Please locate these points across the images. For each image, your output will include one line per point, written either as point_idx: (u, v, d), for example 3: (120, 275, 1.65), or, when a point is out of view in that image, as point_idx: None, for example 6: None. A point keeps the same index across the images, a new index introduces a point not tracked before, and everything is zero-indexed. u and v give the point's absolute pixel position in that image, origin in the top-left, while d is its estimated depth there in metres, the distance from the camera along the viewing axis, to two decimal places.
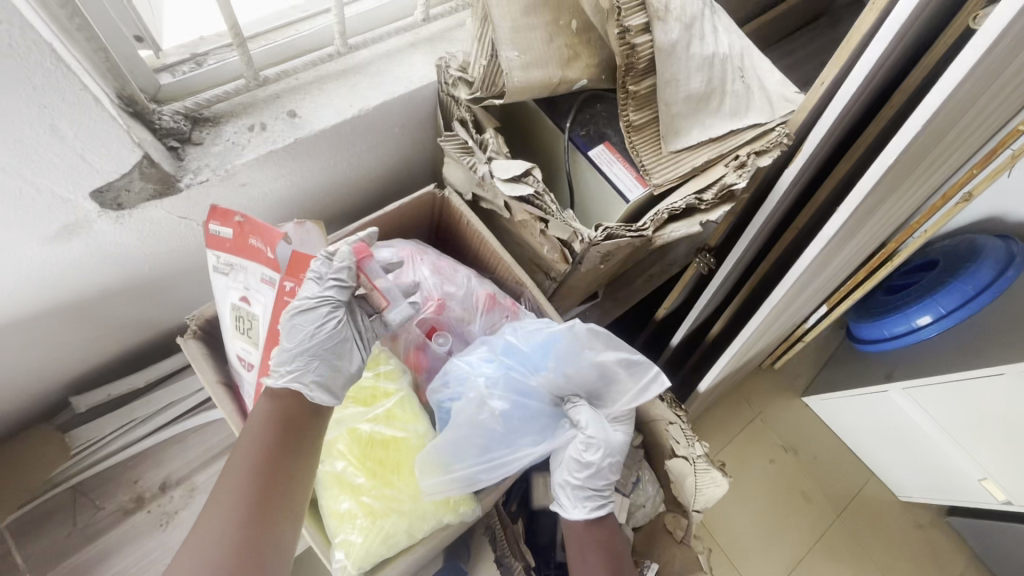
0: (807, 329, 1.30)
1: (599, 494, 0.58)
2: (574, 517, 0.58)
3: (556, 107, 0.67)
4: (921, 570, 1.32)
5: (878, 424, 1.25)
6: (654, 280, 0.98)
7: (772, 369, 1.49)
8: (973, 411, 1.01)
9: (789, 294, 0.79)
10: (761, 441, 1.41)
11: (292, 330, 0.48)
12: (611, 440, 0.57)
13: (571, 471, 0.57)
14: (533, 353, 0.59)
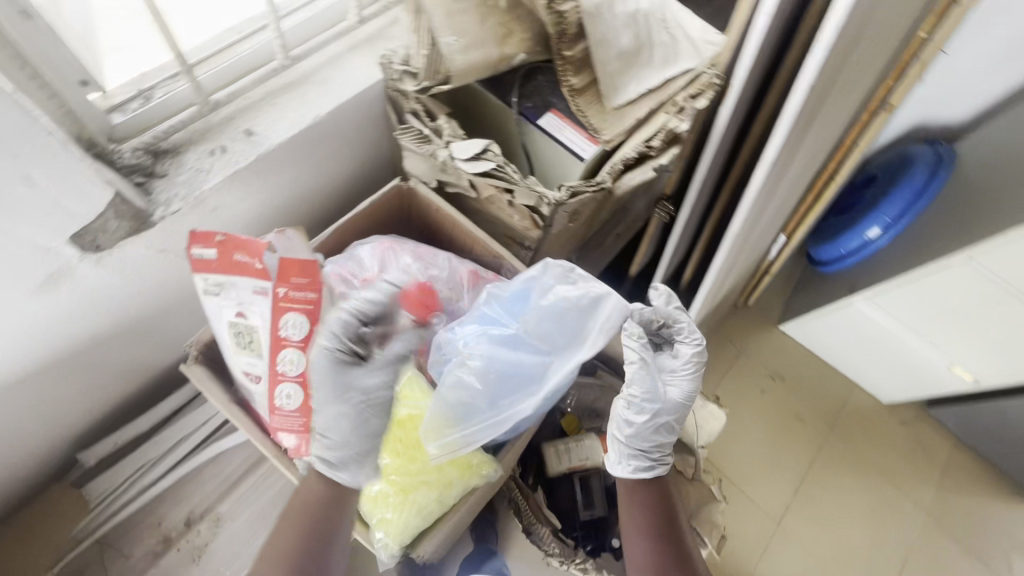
0: (771, 261, 1.39)
1: (646, 455, 0.64)
2: (617, 472, 0.65)
3: (501, 84, 0.70)
4: (913, 464, 1.42)
5: (850, 335, 1.34)
6: (622, 238, 1.04)
7: (749, 307, 1.57)
8: (931, 305, 1.10)
9: (746, 227, 0.84)
10: (750, 374, 1.49)
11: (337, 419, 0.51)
12: (664, 398, 0.63)
13: (620, 429, 0.64)
14: (510, 307, 0.61)
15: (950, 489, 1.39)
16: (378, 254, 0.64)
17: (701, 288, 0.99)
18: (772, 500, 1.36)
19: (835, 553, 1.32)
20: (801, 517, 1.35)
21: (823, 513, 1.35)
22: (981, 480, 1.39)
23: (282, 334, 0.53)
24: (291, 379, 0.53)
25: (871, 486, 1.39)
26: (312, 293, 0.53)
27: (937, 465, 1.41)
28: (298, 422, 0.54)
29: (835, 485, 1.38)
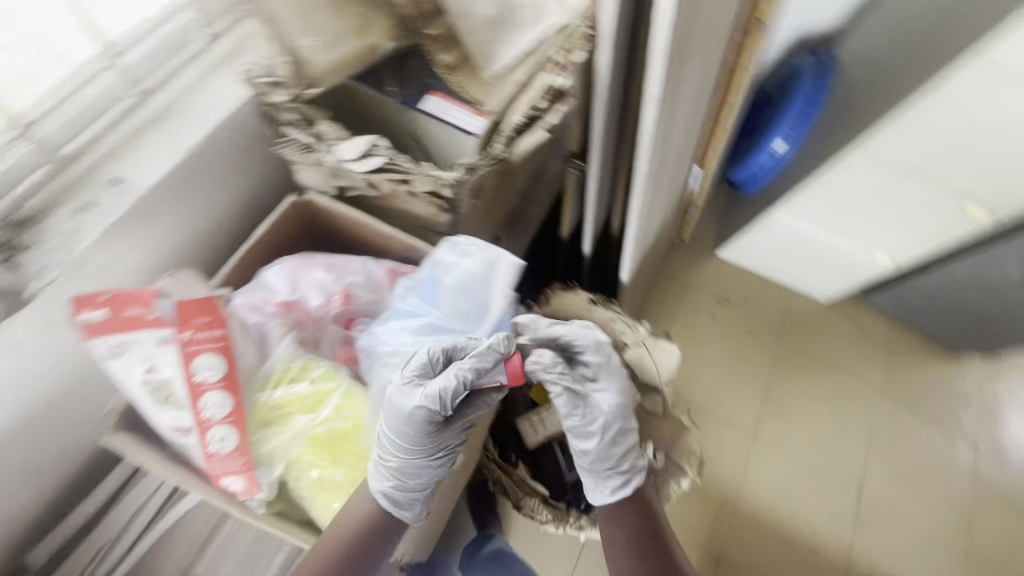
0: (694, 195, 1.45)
1: (617, 474, 0.71)
2: (605, 502, 0.73)
3: (377, 76, 0.69)
4: (857, 346, 1.53)
5: (782, 245, 1.43)
6: (543, 203, 1.10)
7: (688, 241, 1.63)
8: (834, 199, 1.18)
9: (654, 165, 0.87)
10: (698, 302, 1.56)
11: (417, 471, 0.56)
12: (603, 418, 0.69)
13: (588, 464, 0.72)
14: (424, 298, 0.62)
15: (894, 363, 1.51)
16: (287, 276, 0.62)
17: (628, 233, 1.02)
18: (738, 414, 1.44)
19: (800, 445, 1.42)
20: (766, 419, 1.44)
21: (786, 414, 1.44)
22: (919, 349, 1.52)
23: (197, 381, 0.50)
24: (219, 423, 0.51)
25: (823, 378, 1.49)
26: (219, 328, 0.52)
27: (877, 341, 1.53)
28: (239, 464, 0.52)
29: (792, 386, 1.48)
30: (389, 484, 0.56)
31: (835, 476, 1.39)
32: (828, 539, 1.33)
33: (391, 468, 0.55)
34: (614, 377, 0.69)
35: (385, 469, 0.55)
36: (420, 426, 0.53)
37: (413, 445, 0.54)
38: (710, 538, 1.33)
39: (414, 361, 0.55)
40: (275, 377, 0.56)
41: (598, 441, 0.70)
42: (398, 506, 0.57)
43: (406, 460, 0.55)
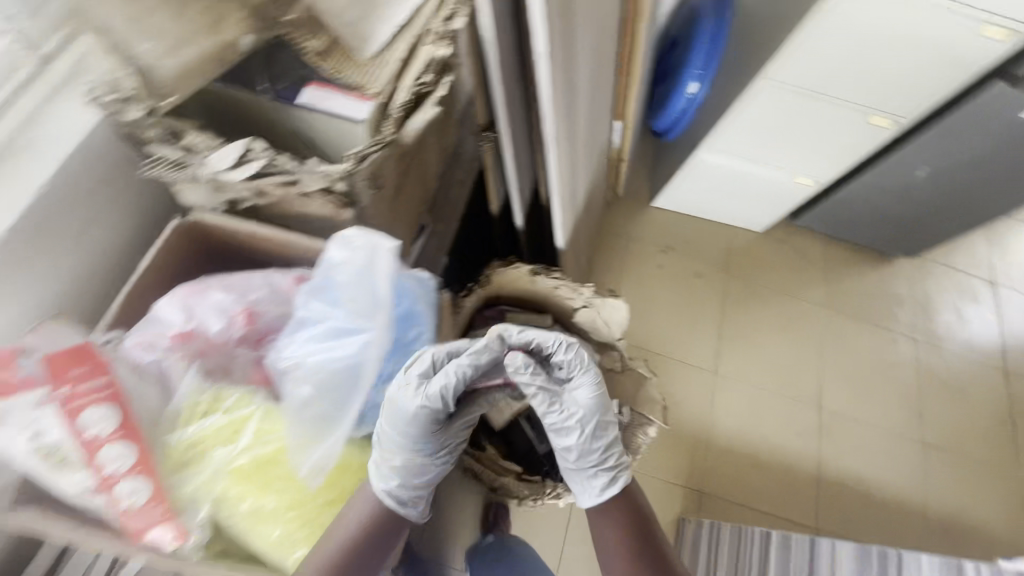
0: (620, 148, 1.62)
1: (601, 471, 0.78)
2: (597, 501, 0.80)
3: (243, 75, 0.64)
4: (799, 291, 1.85)
5: (705, 183, 1.72)
6: (465, 186, 1.09)
7: (622, 197, 1.89)
8: (781, 95, 1.34)
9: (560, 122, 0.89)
10: (646, 252, 1.83)
11: (417, 469, 0.69)
12: (582, 414, 0.75)
13: (575, 465, 0.78)
14: (323, 304, 0.70)
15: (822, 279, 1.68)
16: (182, 306, 0.69)
17: (553, 194, 1.06)
18: (701, 352, 1.71)
19: (742, 367, 1.71)
20: (707, 350, 1.72)
21: (739, 345, 1.74)
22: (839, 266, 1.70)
23: (91, 435, 0.58)
24: (125, 476, 0.58)
25: (771, 302, 1.82)
26: (100, 377, 0.59)
27: (823, 286, 1.88)
28: (155, 512, 0.59)
29: (744, 320, 1.78)
30: (395, 477, 0.68)
31: (769, 384, 1.70)
32: (771, 445, 1.62)
33: (398, 466, 0.68)
34: (588, 375, 0.74)
35: (394, 464, 0.68)
36: (425, 422, 0.66)
37: (417, 442, 0.68)
38: (690, 473, 1.57)
39: (420, 366, 0.68)
40: (184, 415, 0.65)
41: (581, 439, 0.76)
42: (402, 502, 0.69)
43: (411, 453, 0.68)
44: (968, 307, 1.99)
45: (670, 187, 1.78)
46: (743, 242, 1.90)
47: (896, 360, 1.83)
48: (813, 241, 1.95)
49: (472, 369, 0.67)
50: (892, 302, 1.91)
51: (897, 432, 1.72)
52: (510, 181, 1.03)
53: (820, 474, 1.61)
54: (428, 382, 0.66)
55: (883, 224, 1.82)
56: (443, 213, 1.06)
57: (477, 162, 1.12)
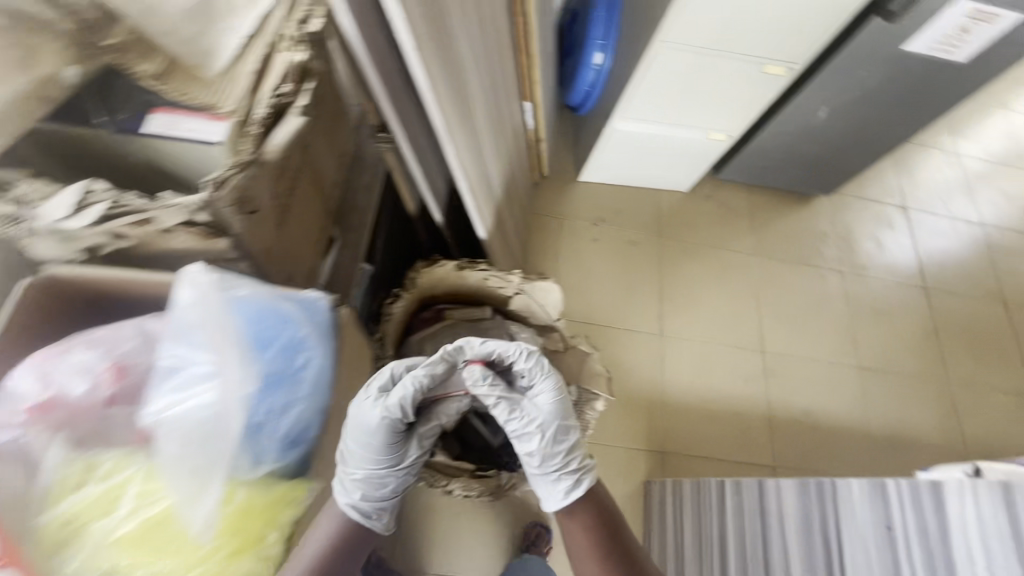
0: (535, 129, 1.63)
1: (564, 475, 0.87)
2: (563, 504, 0.87)
3: (77, 112, 0.62)
4: (730, 244, 1.92)
5: (622, 152, 1.74)
6: (371, 194, 1.04)
7: (548, 177, 1.90)
8: (680, 57, 1.36)
9: (451, 117, 0.88)
10: (579, 228, 1.85)
11: (378, 482, 0.80)
12: (541, 419, 0.86)
13: (541, 468, 0.87)
14: (167, 360, 0.58)
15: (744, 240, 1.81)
16: (38, 374, 0.58)
17: (462, 186, 1.06)
18: (645, 318, 1.75)
19: (684, 326, 1.76)
20: (649, 315, 1.76)
21: (680, 305, 1.79)
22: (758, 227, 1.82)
23: None
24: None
25: (705, 258, 1.88)
26: None
27: (752, 236, 1.95)
28: None
29: (682, 280, 1.83)
30: (360, 486, 0.79)
31: (712, 337, 1.76)
32: (721, 395, 1.68)
33: (361, 478, 0.79)
34: (547, 385, 0.86)
35: (358, 476, 0.79)
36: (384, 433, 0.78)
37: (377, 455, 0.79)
38: (650, 436, 1.60)
39: (383, 379, 0.80)
40: (57, 492, 0.55)
41: (543, 442, 0.86)
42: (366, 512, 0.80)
43: (374, 463, 0.79)
44: (887, 236, 2.11)
45: (592, 160, 1.79)
46: (671, 204, 1.94)
47: (828, 296, 1.92)
48: (738, 193, 2.02)
49: (429, 378, 0.79)
50: (817, 241, 2.01)
51: (834, 364, 1.81)
52: (417, 178, 1.01)
53: (770, 415, 1.68)
54: (386, 396, 0.78)
55: (798, 167, 1.91)
56: (350, 221, 1.01)
57: (379, 166, 1.08)
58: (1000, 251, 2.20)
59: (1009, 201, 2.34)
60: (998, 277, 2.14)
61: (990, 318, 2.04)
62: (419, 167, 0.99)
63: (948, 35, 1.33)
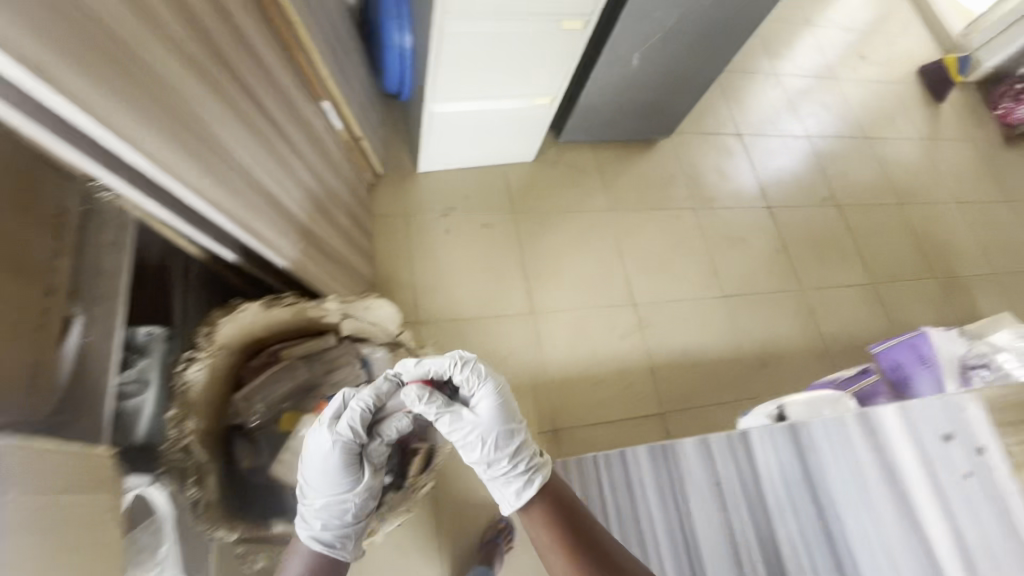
0: (348, 128, 1.48)
1: (520, 478, 0.90)
2: (519, 507, 0.89)
3: None
4: (585, 208, 1.92)
5: (453, 135, 1.65)
6: (117, 248, 0.86)
7: (384, 175, 1.77)
8: (473, 24, 1.27)
9: (170, 151, 0.72)
10: (430, 222, 1.75)
11: (336, 509, 0.93)
12: (483, 426, 0.92)
13: (492, 473, 0.92)
14: None
15: (620, 211, 1.96)
16: None
17: (231, 226, 0.91)
18: (516, 301, 1.71)
19: (554, 298, 1.74)
20: (517, 295, 1.72)
21: (548, 279, 1.77)
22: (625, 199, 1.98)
23: None
24: None
25: (564, 227, 1.86)
26: None
27: (605, 193, 1.97)
28: None
29: (545, 254, 1.81)
30: (321, 514, 0.92)
31: (583, 302, 1.76)
32: (600, 357, 1.69)
33: (321, 508, 0.92)
34: (485, 391, 0.93)
35: (320, 505, 0.93)
36: (336, 458, 0.91)
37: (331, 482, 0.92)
38: (542, 418, 1.58)
39: (337, 407, 0.96)
40: None
41: (487, 447, 0.92)
42: (328, 539, 0.92)
43: (331, 488, 0.93)
44: (729, 164, 2.21)
45: (424, 149, 1.68)
46: (519, 176, 1.90)
47: (685, 235, 1.98)
48: (583, 152, 2.02)
49: (372, 399, 0.93)
50: (667, 185, 2.06)
51: (700, 300, 1.88)
52: (166, 218, 0.85)
53: (649, 364, 1.72)
54: (336, 423, 0.93)
55: (633, 117, 1.92)
56: (88, 291, 0.84)
57: (121, 213, 0.88)
58: (827, 158, 2.39)
59: (827, 111, 2.54)
60: (828, 182, 2.33)
61: (828, 223, 2.22)
62: (165, 204, 0.83)
63: None
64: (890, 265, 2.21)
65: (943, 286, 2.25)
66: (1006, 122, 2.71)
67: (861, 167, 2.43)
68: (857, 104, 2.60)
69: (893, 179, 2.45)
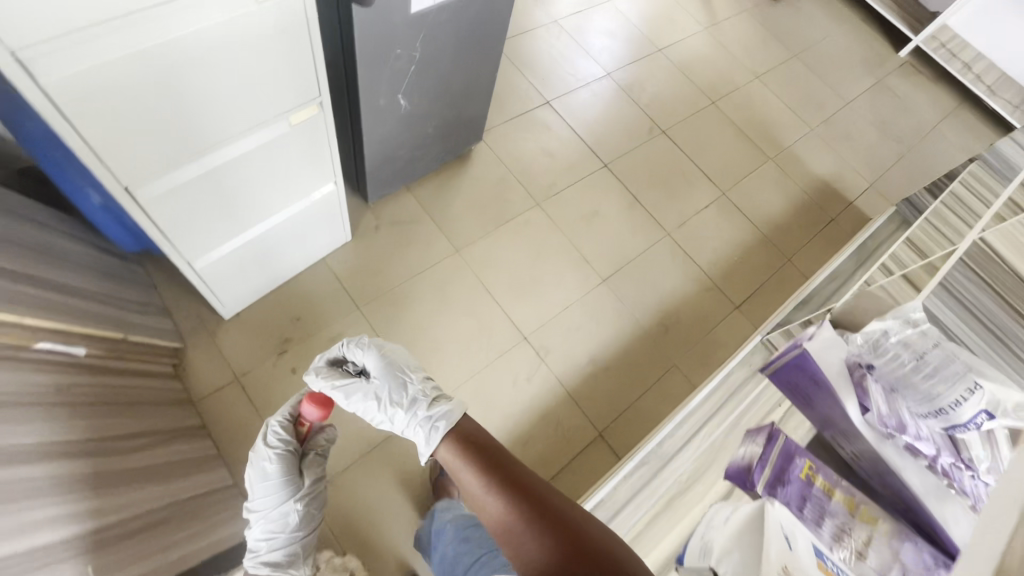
0: (101, 340, 1.15)
1: (424, 417, 0.96)
2: (430, 452, 0.91)
3: None
4: (433, 261, 1.72)
5: (242, 270, 1.37)
6: None
7: (186, 344, 1.43)
8: (179, 174, 0.99)
9: None
10: (270, 370, 1.47)
11: (280, 523, 1.07)
12: (376, 385, 1.03)
13: (399, 423, 1.00)
14: None
15: (465, 246, 1.77)
16: None
17: None
18: None
19: (442, 377, 1.56)
20: None
21: (427, 360, 1.58)
22: (464, 233, 1.79)
23: None
24: None
25: (419, 295, 1.65)
26: None
27: (445, 235, 1.77)
28: None
29: (413, 335, 1.60)
30: (266, 528, 1.07)
31: (475, 366, 1.60)
32: (517, 413, 1.56)
33: (266, 524, 1.06)
34: (371, 352, 1.06)
35: (263, 519, 1.06)
36: (273, 471, 1.02)
37: (269, 499, 1.04)
38: None
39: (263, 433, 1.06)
40: None
41: (384, 402, 1.02)
42: (277, 553, 1.09)
43: (274, 500, 1.05)
44: (551, 138, 2.08)
45: (217, 299, 1.38)
46: (346, 264, 1.64)
47: (541, 237, 1.86)
48: (402, 200, 1.79)
49: (293, 406, 1.05)
50: (503, 192, 1.91)
51: (584, 297, 1.79)
52: None
53: (566, 392, 1.63)
54: (265, 440, 1.04)
55: (434, 145, 1.72)
56: None
57: None
58: (634, 86, 2.35)
59: (615, 36, 2.47)
60: (646, 111, 2.29)
61: (663, 153, 2.20)
62: None
63: None
64: (730, 167, 2.25)
65: (781, 162, 2.34)
66: None
67: (667, 82, 2.41)
68: (637, 18, 2.56)
69: (698, 79, 2.47)
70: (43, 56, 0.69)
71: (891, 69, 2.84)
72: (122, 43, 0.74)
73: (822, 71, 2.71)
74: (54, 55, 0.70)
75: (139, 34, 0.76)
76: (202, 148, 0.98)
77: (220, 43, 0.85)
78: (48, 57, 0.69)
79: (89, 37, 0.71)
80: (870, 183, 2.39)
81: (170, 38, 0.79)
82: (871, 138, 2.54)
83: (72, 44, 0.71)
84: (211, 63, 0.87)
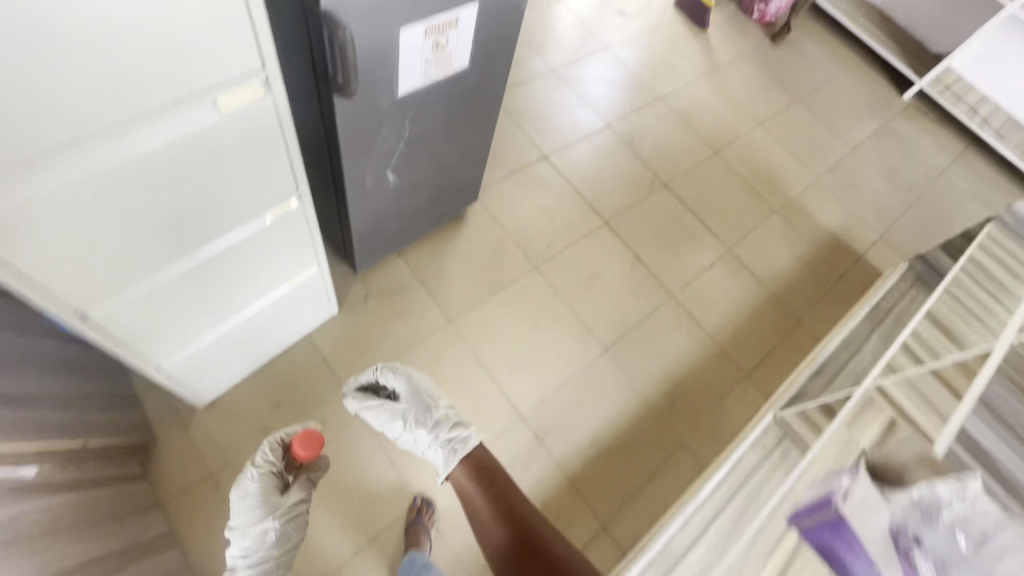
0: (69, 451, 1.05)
1: (444, 439, 1.06)
2: (447, 472, 1.04)
3: None
4: (424, 334, 1.62)
5: (222, 359, 1.28)
6: None
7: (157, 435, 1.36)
8: (160, 275, 0.92)
9: None
10: (248, 463, 1.36)
11: (256, 542, 0.98)
12: (401, 405, 1.12)
13: (420, 442, 1.10)
14: None
15: (459, 317, 1.68)
16: None
17: None
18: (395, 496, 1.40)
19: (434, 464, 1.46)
20: (390, 490, 1.41)
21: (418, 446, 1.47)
22: (457, 302, 1.69)
23: None
24: None
25: None
26: None
27: (437, 305, 1.68)
28: None
29: None
30: (241, 546, 0.98)
31: None
32: None
33: (241, 543, 0.97)
34: (399, 374, 1.16)
35: (239, 536, 0.98)
36: (251, 488, 1.00)
37: (243, 515, 0.98)
38: None
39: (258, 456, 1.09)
40: None
41: (409, 422, 1.11)
42: None
43: (249, 513, 0.98)
44: (550, 194, 2.01)
45: (194, 390, 1.29)
46: (333, 340, 1.55)
47: (540, 304, 1.76)
48: (393, 268, 1.70)
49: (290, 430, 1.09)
50: (499, 256, 1.82)
51: (585, 369, 1.69)
52: None
53: (566, 477, 1.52)
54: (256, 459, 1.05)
55: (426, 212, 1.64)
56: None
57: None
58: (635, 136, 2.28)
59: (615, 84, 2.41)
60: (648, 163, 2.22)
61: (666, 207, 2.12)
62: None
63: (428, 58, 1.10)
64: (736, 221, 2.18)
65: (788, 214, 2.27)
66: (765, 22, 2.81)
67: (668, 131, 2.35)
68: (637, 64, 2.51)
69: (700, 127, 2.41)
70: (29, 172, 0.63)
71: (896, 113, 2.78)
72: (124, 149, 0.70)
73: (826, 116, 2.66)
74: (52, 168, 0.65)
75: (108, 152, 0.69)
76: (193, 246, 0.92)
77: (232, 146, 0.83)
78: (36, 173, 0.64)
79: (66, 155, 0.65)
80: (880, 235, 2.31)
81: (175, 142, 0.75)
82: (878, 186, 2.47)
83: (74, 155, 0.66)
84: (212, 166, 0.83)
